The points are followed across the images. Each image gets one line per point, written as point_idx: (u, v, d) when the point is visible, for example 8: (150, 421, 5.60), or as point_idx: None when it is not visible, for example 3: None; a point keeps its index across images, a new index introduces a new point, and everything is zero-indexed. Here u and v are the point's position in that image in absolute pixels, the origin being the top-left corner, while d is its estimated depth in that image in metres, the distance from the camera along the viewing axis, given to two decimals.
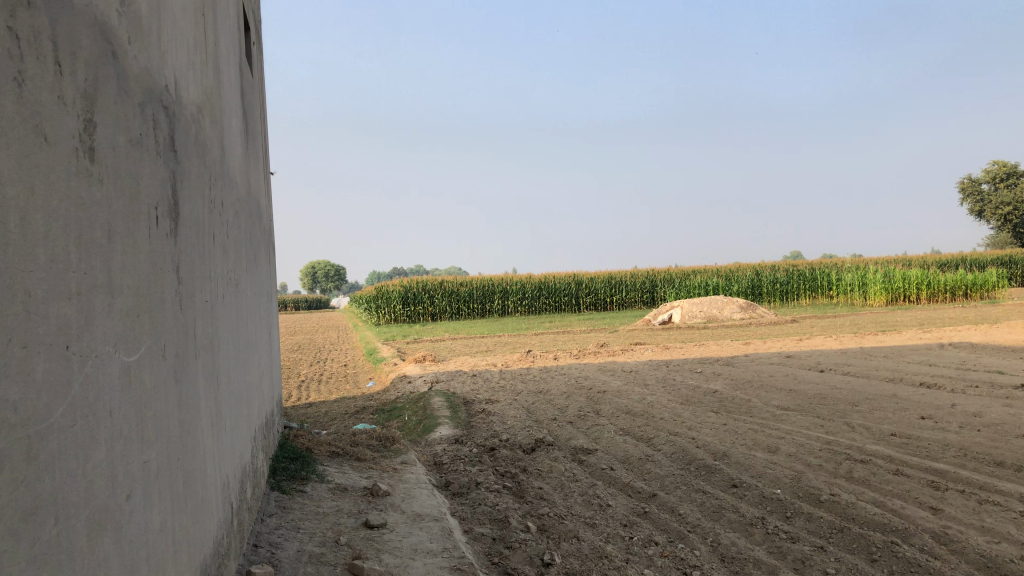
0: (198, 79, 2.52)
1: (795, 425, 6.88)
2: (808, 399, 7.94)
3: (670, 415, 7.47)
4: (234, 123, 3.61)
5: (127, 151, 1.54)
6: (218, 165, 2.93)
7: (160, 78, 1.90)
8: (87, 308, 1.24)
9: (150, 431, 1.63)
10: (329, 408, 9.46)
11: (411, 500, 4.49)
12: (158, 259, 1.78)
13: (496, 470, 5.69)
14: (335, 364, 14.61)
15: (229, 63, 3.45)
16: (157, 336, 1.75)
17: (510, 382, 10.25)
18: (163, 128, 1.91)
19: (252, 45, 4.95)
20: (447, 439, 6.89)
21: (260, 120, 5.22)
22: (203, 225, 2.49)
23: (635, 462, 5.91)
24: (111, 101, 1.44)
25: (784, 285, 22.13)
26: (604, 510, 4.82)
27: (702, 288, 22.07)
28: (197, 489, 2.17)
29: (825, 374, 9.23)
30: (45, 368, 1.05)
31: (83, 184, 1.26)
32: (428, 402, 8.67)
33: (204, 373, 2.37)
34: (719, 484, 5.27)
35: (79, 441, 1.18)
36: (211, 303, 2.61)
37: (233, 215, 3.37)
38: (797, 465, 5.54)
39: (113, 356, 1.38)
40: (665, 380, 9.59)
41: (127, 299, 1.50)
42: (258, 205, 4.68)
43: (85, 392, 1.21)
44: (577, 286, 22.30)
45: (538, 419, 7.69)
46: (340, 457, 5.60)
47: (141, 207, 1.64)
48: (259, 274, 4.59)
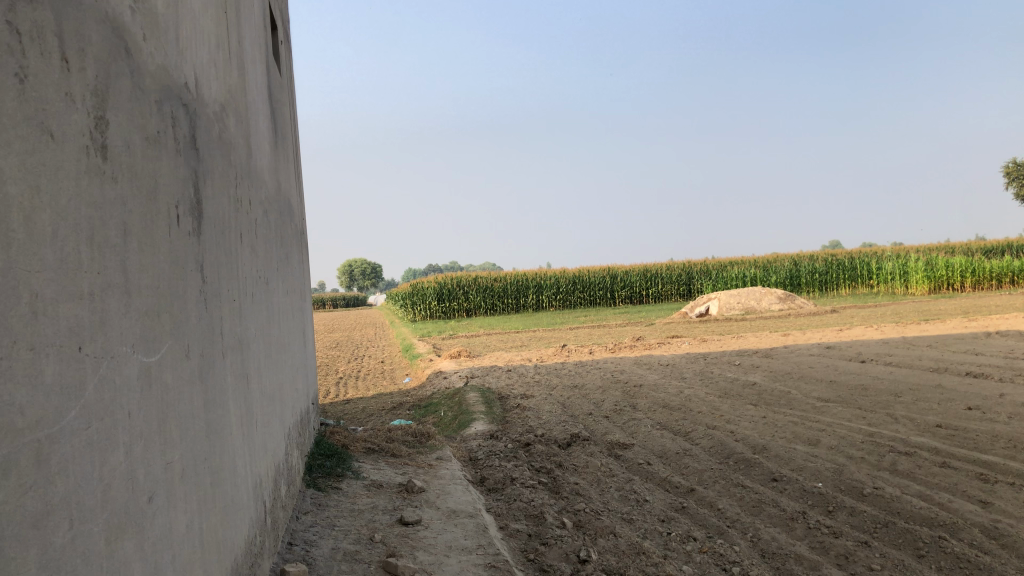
0: (221, 77, 2.52)
1: (836, 416, 6.74)
2: (849, 390, 7.78)
3: (708, 408, 7.37)
4: (262, 122, 3.61)
5: (143, 148, 1.53)
6: (244, 164, 2.93)
7: (179, 77, 1.89)
8: (101, 308, 1.23)
9: (174, 433, 1.61)
10: (365, 405, 9.49)
11: (446, 497, 4.47)
12: (179, 258, 1.77)
13: (531, 466, 5.65)
14: (372, 360, 14.69)
15: (255, 62, 3.45)
16: (180, 337, 1.74)
17: (546, 377, 10.21)
18: (184, 126, 1.90)
19: (280, 45, 4.97)
20: (482, 435, 6.86)
21: (290, 120, 5.24)
22: (229, 225, 2.48)
23: (672, 457, 5.83)
24: (125, 99, 1.43)
25: (823, 275, 21.76)
26: (641, 505, 4.75)
27: (739, 279, 21.82)
28: (227, 488, 2.16)
29: (867, 365, 9.04)
30: (55, 370, 1.03)
31: (95, 183, 1.24)
32: (463, 398, 8.66)
33: (233, 372, 2.37)
34: (758, 478, 5.18)
35: (95, 443, 1.16)
36: (239, 302, 2.60)
37: (261, 213, 3.37)
38: (839, 458, 5.42)
39: (132, 358, 1.37)
40: (703, 373, 9.48)
41: (146, 299, 1.48)
42: (289, 203, 4.70)
43: (101, 394, 1.20)
44: (612, 279, 22.17)
45: (573, 414, 7.64)
46: (375, 454, 5.60)
47: (160, 206, 1.63)
48: (291, 272, 4.60)
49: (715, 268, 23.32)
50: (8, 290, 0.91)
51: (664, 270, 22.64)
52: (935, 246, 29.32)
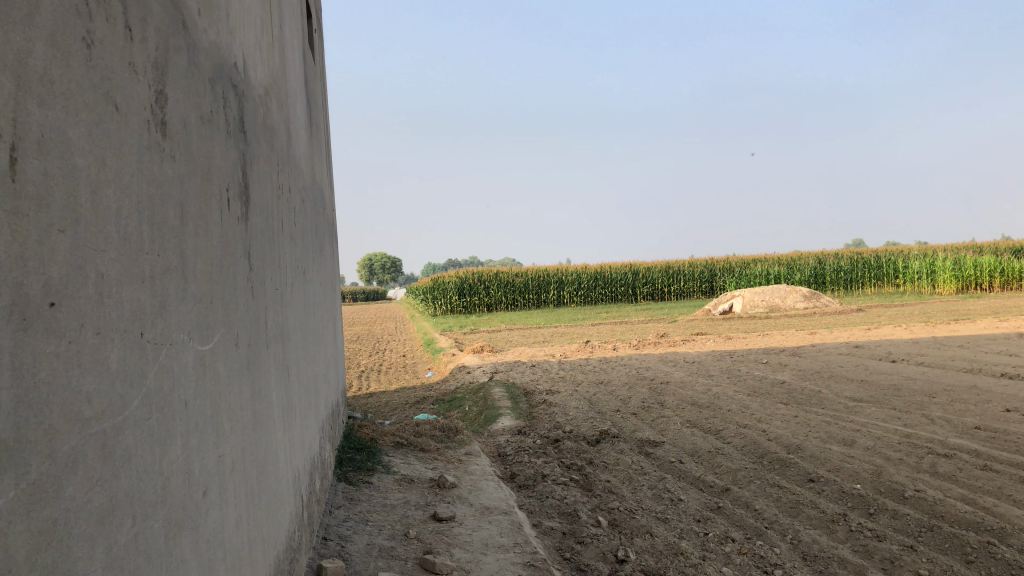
0: (265, 61, 2.46)
1: (870, 417, 6.61)
2: (881, 390, 7.63)
3: (738, 407, 7.25)
4: (299, 110, 3.56)
5: (198, 128, 1.47)
6: (285, 150, 2.87)
7: (229, 56, 1.83)
8: (161, 293, 1.16)
9: (225, 425, 1.55)
10: (389, 398, 9.45)
11: (478, 493, 4.40)
12: (230, 243, 1.70)
13: (561, 462, 5.57)
14: (394, 354, 14.68)
15: (293, 49, 3.40)
16: (231, 325, 1.68)
17: (570, 372, 10.12)
18: (233, 108, 1.84)
19: (315, 34, 4.92)
20: (510, 430, 6.79)
21: (323, 111, 5.18)
22: (272, 212, 2.43)
23: (704, 455, 5.73)
24: (182, 75, 1.37)
25: (848, 273, 21.50)
26: (676, 504, 4.66)
27: (763, 277, 21.61)
28: (271, 482, 2.11)
29: (898, 365, 8.87)
30: (120, 356, 0.97)
31: (155, 160, 1.18)
32: (488, 393, 8.59)
33: (276, 364, 2.31)
34: (795, 478, 5.07)
35: (155, 435, 1.10)
36: (280, 291, 2.54)
37: (299, 203, 3.32)
38: (876, 459, 5.30)
39: (188, 346, 1.30)
40: (730, 371, 9.35)
41: (201, 285, 1.42)
42: (322, 194, 4.64)
43: (161, 383, 1.13)
44: (634, 275, 22.01)
45: (600, 411, 7.55)
46: (404, 448, 5.55)
47: (213, 189, 1.57)
48: (324, 262, 4.55)
49: (738, 265, 23.12)
50: (75, 271, 0.85)
51: (686, 267, 22.45)
52: (963, 245, 28.85)
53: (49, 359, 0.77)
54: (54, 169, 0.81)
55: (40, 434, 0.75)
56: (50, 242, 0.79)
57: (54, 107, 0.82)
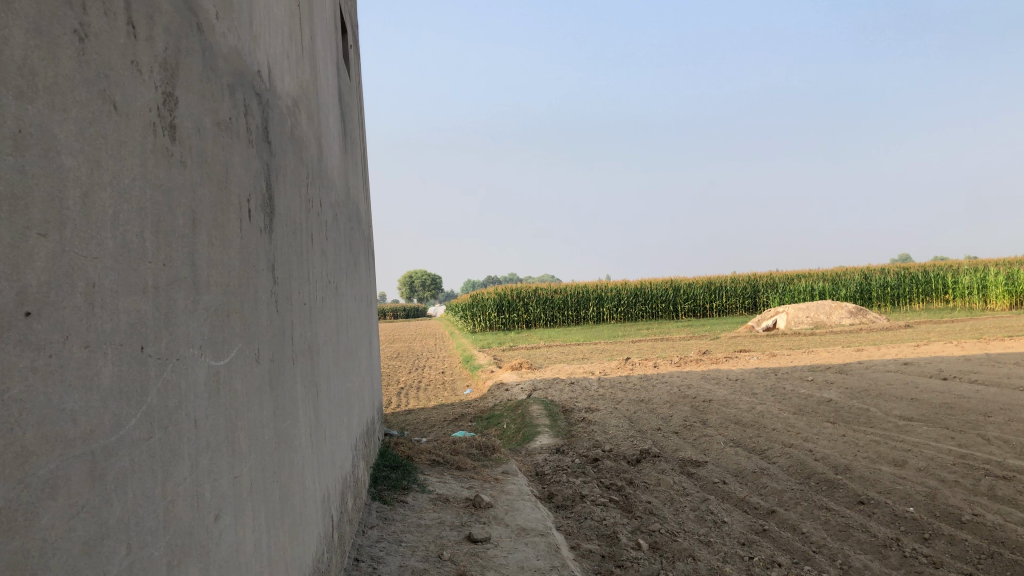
0: (294, 71, 2.43)
1: (921, 436, 6.36)
2: (933, 409, 7.34)
3: (783, 426, 7.04)
4: (332, 124, 3.53)
5: (215, 134, 1.41)
6: (316, 164, 2.84)
7: (252, 64, 1.78)
8: (167, 304, 1.10)
9: (243, 444, 1.49)
10: (427, 416, 9.38)
11: (515, 513, 4.30)
12: (250, 254, 1.64)
13: (600, 482, 5.44)
14: (433, 371, 14.62)
15: (326, 63, 3.38)
16: (251, 339, 1.62)
17: (610, 390, 9.97)
18: (256, 116, 1.79)
19: (351, 50, 4.93)
20: (548, 449, 6.68)
21: (359, 128, 5.18)
22: (300, 225, 2.38)
23: (749, 476, 5.56)
24: (196, 78, 1.31)
25: (895, 289, 20.97)
26: (719, 526, 4.51)
27: (807, 292, 21.17)
28: (296, 503, 2.04)
29: (949, 383, 8.56)
30: (114, 371, 0.90)
31: (163, 165, 1.12)
32: (526, 410, 8.48)
33: (303, 379, 2.26)
34: (843, 500, 4.88)
35: (158, 456, 1.03)
36: (310, 305, 2.50)
37: (332, 216, 3.27)
38: (929, 481, 5.08)
39: (200, 360, 1.24)
40: (774, 389, 9.12)
41: (216, 297, 1.36)
42: (357, 209, 4.62)
43: (165, 401, 1.06)
44: (674, 292, 21.72)
45: (641, 429, 7.38)
46: (440, 466, 5.47)
47: (231, 198, 1.51)
48: (359, 277, 4.51)
49: (782, 281, 22.70)
50: (60, 278, 0.78)
51: (728, 283, 22.09)
52: (1017, 260, 27.98)
53: (23, 374, 0.70)
54: (34, 167, 0.75)
55: (11, 457, 0.69)
56: (27, 246, 0.73)
57: (35, 100, 0.76)
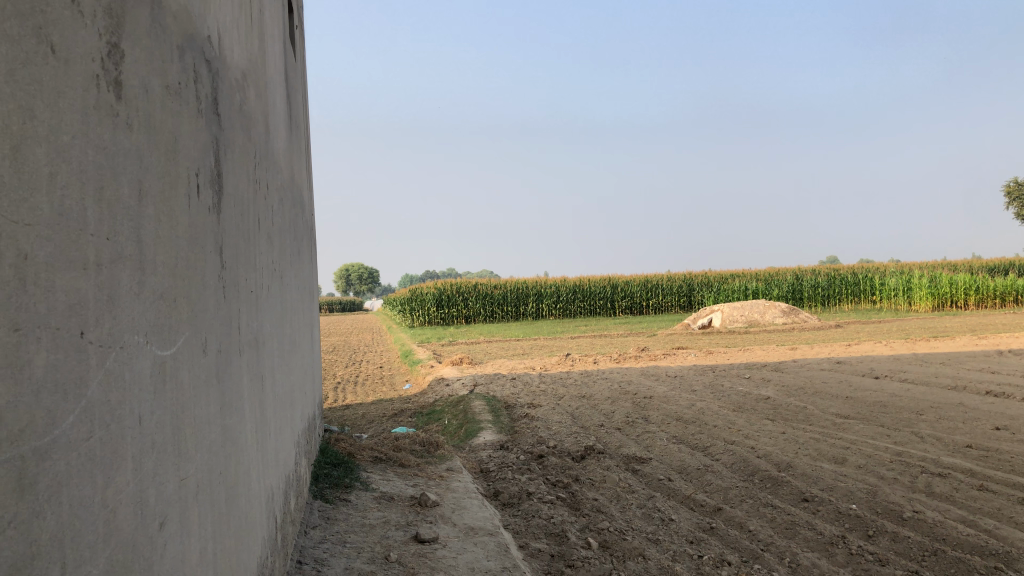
0: (244, 42, 2.26)
1: (859, 434, 6.46)
2: (868, 407, 7.47)
3: (724, 422, 7.08)
4: (279, 106, 3.35)
5: (162, 97, 1.26)
6: (263, 144, 2.68)
7: (202, 27, 1.63)
8: (110, 283, 0.95)
9: (190, 444, 1.34)
10: (366, 411, 9.17)
11: (462, 512, 4.19)
12: (198, 234, 1.50)
13: (546, 480, 5.37)
14: (370, 366, 14.35)
15: (274, 40, 3.21)
16: (198, 328, 1.47)
17: (551, 385, 9.92)
18: (206, 84, 1.64)
19: (297, 31, 4.72)
20: (491, 445, 6.57)
21: (303, 113, 4.98)
22: (247, 206, 2.21)
23: (693, 472, 5.55)
24: (143, 32, 1.16)
25: (825, 289, 21.48)
26: (667, 524, 4.48)
27: (741, 292, 21.51)
28: (242, 504, 1.89)
29: (882, 381, 8.74)
30: (49, 360, 0.76)
31: (107, 126, 0.98)
32: (468, 406, 8.35)
33: (249, 372, 2.10)
34: (788, 497, 4.89)
35: (98, 458, 0.89)
36: (256, 294, 2.34)
37: (278, 201, 3.11)
38: (869, 478, 5.14)
39: (145, 350, 1.10)
40: (713, 386, 9.19)
41: (163, 280, 1.21)
42: (301, 197, 4.45)
43: (107, 394, 0.92)
44: (613, 289, 21.82)
45: (584, 426, 7.33)
46: (383, 463, 5.31)
47: (179, 171, 1.36)
48: (302, 266, 4.34)
49: (717, 280, 23.03)
50: None
51: (665, 281, 22.29)
52: (940, 264, 28.92)
53: None
54: None
55: None
56: None
57: None
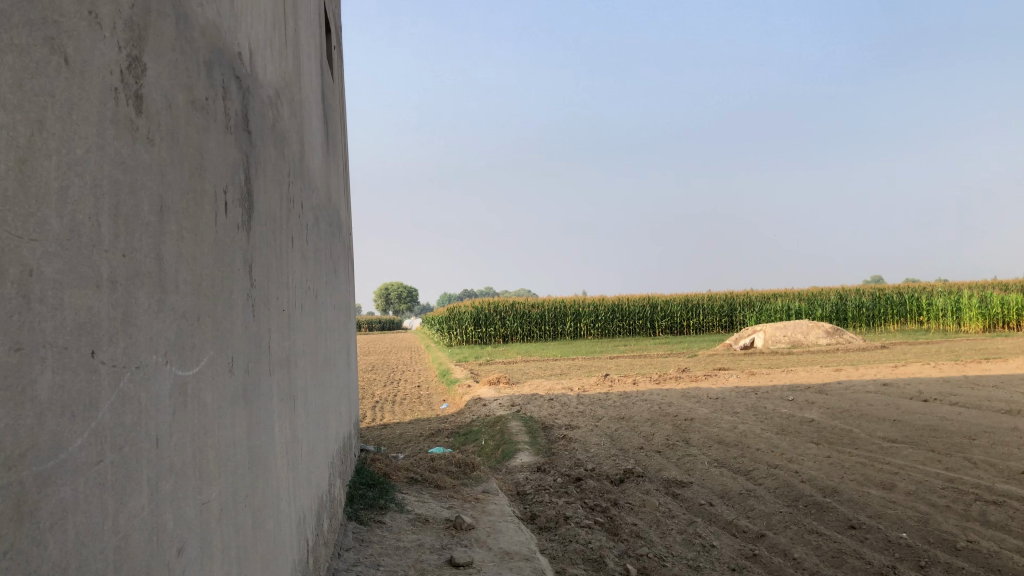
0: (277, 60, 2.26)
1: (908, 459, 6.25)
2: (916, 431, 7.23)
3: (767, 446, 6.91)
4: (315, 125, 3.36)
5: (188, 112, 1.24)
6: (297, 162, 2.68)
7: (232, 43, 1.61)
8: (126, 301, 0.92)
9: (212, 465, 1.31)
10: (404, 431, 9.14)
11: (498, 536, 4.11)
12: (225, 252, 1.47)
13: (584, 503, 5.27)
14: (409, 385, 14.37)
15: (310, 59, 3.21)
16: (224, 347, 1.43)
17: (589, 406, 9.81)
18: (235, 100, 1.62)
19: (335, 51, 4.76)
20: (529, 467, 6.49)
21: (341, 132, 5.01)
22: (279, 224, 2.19)
23: (735, 497, 5.41)
24: (167, 46, 1.14)
25: (871, 309, 21.03)
26: (708, 550, 4.36)
27: (784, 312, 21.16)
28: (270, 527, 1.85)
29: (931, 405, 8.46)
30: (55, 381, 0.73)
31: (126, 140, 0.94)
32: (505, 427, 8.28)
33: (279, 391, 2.08)
34: (834, 524, 4.73)
35: (109, 483, 0.85)
36: (288, 313, 2.32)
37: (312, 218, 3.10)
38: (920, 505, 4.95)
39: (165, 370, 1.06)
40: (755, 408, 8.99)
41: (185, 298, 1.18)
42: (338, 216, 4.45)
43: (120, 416, 0.89)
44: (652, 309, 21.61)
45: (623, 448, 7.21)
46: (418, 485, 5.26)
47: (205, 187, 1.34)
48: (339, 285, 4.33)
49: (759, 299, 22.69)
50: None
51: (705, 301, 22.03)
52: (990, 283, 28.16)
53: None
54: None
55: None
56: None
57: None
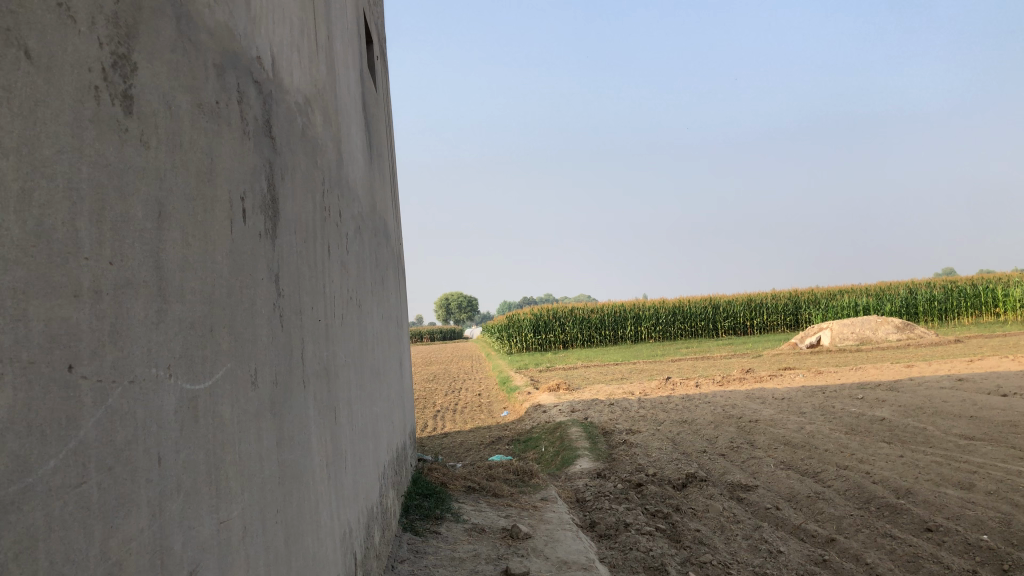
0: (306, 67, 2.24)
1: (987, 457, 5.95)
2: (995, 427, 6.89)
3: (835, 446, 6.67)
4: (355, 133, 3.34)
5: (193, 115, 1.20)
6: (334, 171, 2.65)
7: (249, 47, 1.58)
8: (115, 312, 0.87)
9: (233, 482, 1.26)
10: (464, 439, 9.12)
11: (555, 544, 4.02)
12: (245, 260, 1.43)
13: (645, 509, 5.14)
14: (470, 393, 14.36)
15: (347, 67, 3.19)
16: (245, 359, 1.39)
17: (651, 410, 9.64)
18: (254, 105, 1.58)
19: (377, 61, 4.76)
20: (588, 473, 6.38)
21: (387, 142, 5.02)
22: (312, 233, 2.15)
23: (803, 500, 5.22)
24: (166, 47, 1.10)
25: (943, 302, 20.26)
26: (775, 556, 4.20)
27: (851, 308, 20.55)
28: (309, 543, 1.81)
29: (1011, 399, 8.05)
30: (13, 393, 0.68)
31: (113, 143, 0.90)
32: (565, 433, 8.17)
33: (317, 404, 2.04)
34: (909, 527, 4.52)
35: (96, 506, 0.80)
36: (325, 323, 2.28)
37: (354, 228, 3.07)
38: (1001, 506, 4.69)
39: (168, 383, 1.02)
40: (823, 407, 8.70)
41: (194, 308, 1.14)
42: (385, 225, 4.44)
43: (108, 436, 0.84)
44: (714, 309, 21.21)
45: (685, 452, 7.05)
46: (476, 493, 5.21)
47: (217, 193, 1.29)
48: (387, 295, 4.30)
49: (824, 296, 22.09)
50: None
51: (768, 300, 21.53)
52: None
53: None
54: None
55: None
56: None
57: None
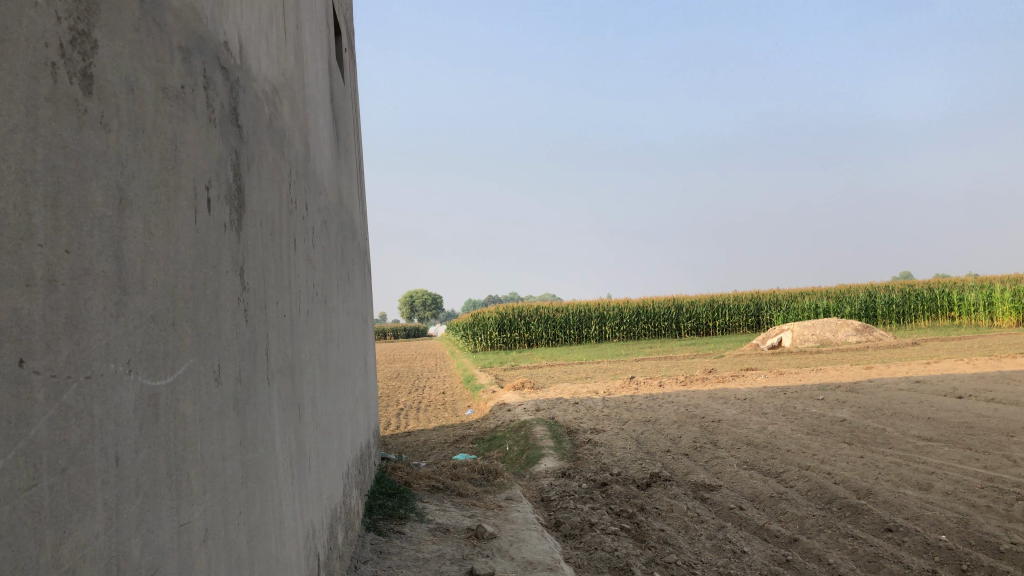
0: (274, 55, 2.17)
1: (944, 458, 6.04)
2: (952, 429, 7.00)
3: (797, 446, 6.73)
4: (323, 126, 3.27)
5: (157, 97, 1.14)
6: (301, 164, 2.58)
7: (216, 30, 1.52)
8: (71, 303, 0.82)
9: (194, 483, 1.21)
10: (428, 438, 9.05)
11: (520, 544, 3.99)
12: (209, 251, 1.37)
13: (609, 509, 5.14)
14: (434, 392, 14.26)
15: (315, 58, 3.12)
16: (209, 355, 1.34)
17: (615, 409, 9.65)
18: (221, 91, 1.52)
19: (345, 54, 4.69)
20: (553, 473, 6.36)
21: (354, 136, 4.94)
22: (278, 226, 2.09)
23: (766, 500, 5.25)
24: (129, 26, 1.05)
25: (900, 305, 20.60)
26: (739, 556, 4.21)
27: (811, 310, 20.81)
28: (271, 545, 1.75)
29: (966, 402, 8.19)
30: None
31: (72, 123, 0.85)
32: (530, 432, 8.15)
33: (280, 402, 1.98)
34: (870, 527, 4.56)
35: (45, 511, 0.74)
36: (291, 318, 2.22)
37: (320, 222, 3.01)
38: (959, 506, 4.76)
39: (127, 378, 0.97)
40: (785, 408, 8.78)
41: (156, 300, 1.08)
42: (351, 220, 4.37)
43: (60, 437, 0.78)
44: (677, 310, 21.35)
45: (649, 451, 7.06)
46: (440, 493, 5.16)
47: (181, 182, 1.24)
48: (353, 291, 4.24)
49: (786, 298, 22.35)
50: None
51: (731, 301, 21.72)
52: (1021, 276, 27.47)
53: None
54: None
55: None
56: None
57: None
